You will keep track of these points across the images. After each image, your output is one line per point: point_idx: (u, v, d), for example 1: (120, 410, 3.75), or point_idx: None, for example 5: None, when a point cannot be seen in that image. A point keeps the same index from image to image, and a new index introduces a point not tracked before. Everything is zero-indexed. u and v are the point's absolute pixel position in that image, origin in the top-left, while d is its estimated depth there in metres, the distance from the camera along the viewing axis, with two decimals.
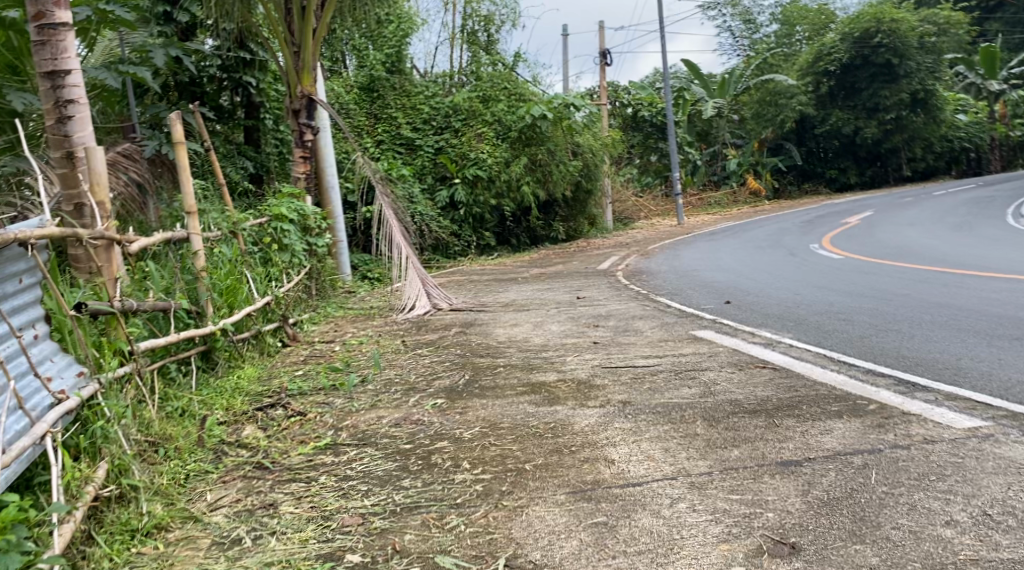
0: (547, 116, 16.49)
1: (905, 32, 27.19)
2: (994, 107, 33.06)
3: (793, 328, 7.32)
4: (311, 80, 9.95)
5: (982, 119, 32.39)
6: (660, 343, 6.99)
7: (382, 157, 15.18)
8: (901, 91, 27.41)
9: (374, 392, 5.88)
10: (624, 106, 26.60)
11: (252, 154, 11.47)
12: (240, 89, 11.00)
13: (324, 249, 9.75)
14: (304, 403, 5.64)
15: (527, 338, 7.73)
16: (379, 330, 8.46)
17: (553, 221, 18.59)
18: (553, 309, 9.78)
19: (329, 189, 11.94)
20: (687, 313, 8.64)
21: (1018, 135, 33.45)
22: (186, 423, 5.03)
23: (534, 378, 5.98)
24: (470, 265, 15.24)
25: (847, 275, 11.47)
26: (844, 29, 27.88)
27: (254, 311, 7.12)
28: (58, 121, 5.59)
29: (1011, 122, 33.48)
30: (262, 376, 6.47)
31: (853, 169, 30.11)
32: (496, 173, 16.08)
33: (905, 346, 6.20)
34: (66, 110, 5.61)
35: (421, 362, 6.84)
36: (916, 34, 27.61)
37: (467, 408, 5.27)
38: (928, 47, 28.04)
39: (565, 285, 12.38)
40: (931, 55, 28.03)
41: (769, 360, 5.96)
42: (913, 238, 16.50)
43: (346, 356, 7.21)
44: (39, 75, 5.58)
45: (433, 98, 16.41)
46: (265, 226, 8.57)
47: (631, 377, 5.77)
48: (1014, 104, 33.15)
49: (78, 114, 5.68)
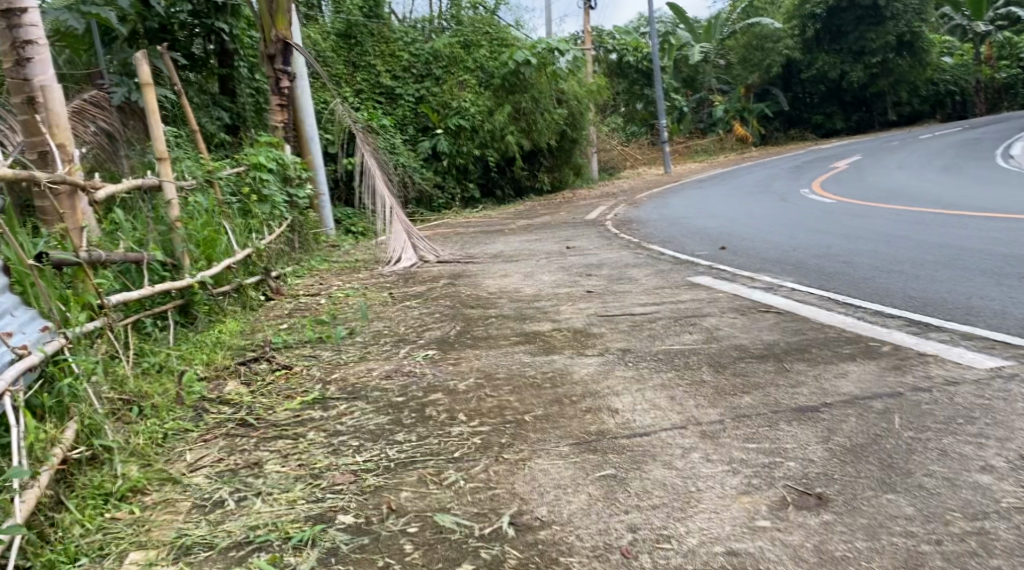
0: (531, 62, 16.07)
1: None
2: (979, 49, 32.74)
3: (793, 271, 7.10)
4: (287, 23, 9.50)
5: (968, 62, 32.08)
6: (656, 290, 6.76)
7: (363, 108, 14.68)
8: (887, 34, 27.03)
9: (363, 344, 5.64)
10: (609, 52, 26.13)
11: (227, 103, 11.06)
12: (213, 35, 10.53)
13: (305, 200, 9.41)
14: (289, 357, 5.40)
15: (519, 288, 7.49)
16: (365, 282, 8.21)
17: (538, 171, 18.20)
18: (543, 259, 9.54)
19: (310, 139, 11.56)
20: (681, 259, 8.41)
21: (1004, 78, 33.17)
22: (163, 380, 4.78)
23: (528, 327, 5.75)
24: (456, 218, 14.95)
25: (841, 219, 11.27)
26: None
27: (234, 263, 6.84)
28: (17, 64, 5.26)
29: (997, 65, 33.18)
30: (245, 330, 6.21)
31: (838, 115, 29.87)
32: (479, 122, 15.75)
33: (910, 287, 6.01)
34: (24, 52, 5.28)
35: (410, 313, 6.59)
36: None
37: (459, 359, 5.05)
38: None
39: (554, 234, 12.11)
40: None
41: (772, 304, 5.76)
42: (904, 181, 16.30)
43: (331, 309, 6.95)
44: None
45: (413, 45, 15.91)
46: (243, 175, 8.22)
47: (629, 324, 5.54)
48: (999, 47, 32.85)
49: (38, 56, 5.34)
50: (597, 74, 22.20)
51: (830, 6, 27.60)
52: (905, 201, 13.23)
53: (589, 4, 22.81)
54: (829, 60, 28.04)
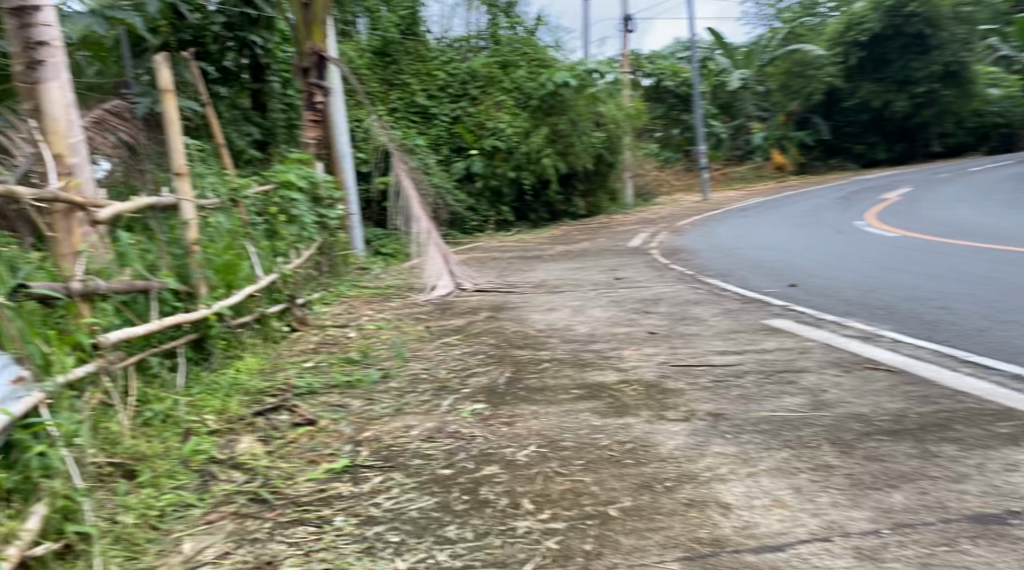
0: (571, 83, 15.10)
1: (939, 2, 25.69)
2: None
3: (887, 318, 6.29)
4: (322, 36, 8.82)
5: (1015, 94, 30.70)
6: (731, 335, 5.96)
7: (397, 127, 14.23)
8: (933, 63, 26.05)
9: (400, 393, 4.81)
10: (647, 76, 25.41)
11: (258, 119, 10.36)
12: (247, 49, 9.84)
13: (336, 222, 8.68)
14: (314, 406, 4.60)
15: (570, 326, 6.68)
16: (399, 313, 7.41)
17: (574, 196, 17.28)
18: (591, 291, 8.72)
19: (341, 157, 10.87)
20: (750, 298, 7.59)
21: None
22: (165, 436, 4.04)
23: (590, 378, 4.92)
24: (489, 242, 14.20)
25: (913, 255, 10.42)
26: None
27: (257, 290, 6.11)
28: (28, 67, 4.52)
29: None
30: (268, 368, 5.46)
31: (880, 145, 28.75)
32: (516, 143, 14.85)
33: None
34: (37, 53, 4.52)
35: (449, 354, 5.76)
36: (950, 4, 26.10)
37: (514, 419, 4.21)
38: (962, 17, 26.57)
39: (598, 264, 11.28)
40: (967, 24, 26.52)
41: (880, 360, 4.95)
42: (965, 215, 15.38)
43: (362, 344, 6.14)
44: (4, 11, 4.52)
45: (449, 64, 15.41)
46: (270, 195, 7.49)
47: (711, 380, 4.71)
48: None
49: (53, 58, 4.58)
50: (636, 97, 21.42)
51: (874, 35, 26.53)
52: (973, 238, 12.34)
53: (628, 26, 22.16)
54: (871, 90, 27.07)
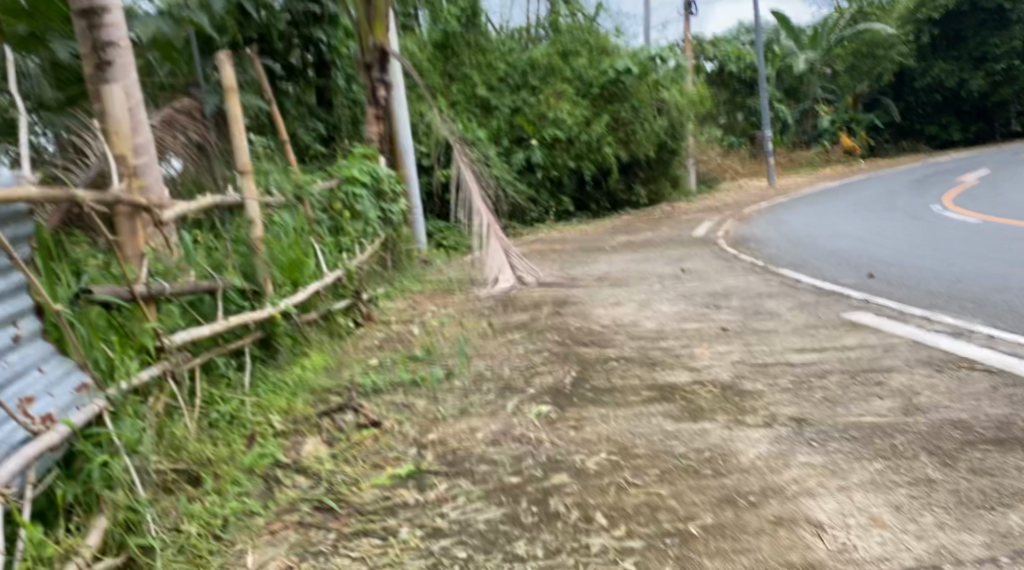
0: (632, 70, 15.24)
1: None
2: None
3: (979, 312, 5.96)
4: (384, 29, 8.66)
5: None
6: (810, 331, 5.66)
7: (456, 118, 14.08)
8: (1012, 39, 24.90)
9: (464, 393, 4.62)
10: (710, 59, 24.78)
11: (323, 115, 10.34)
12: (311, 46, 9.83)
13: (399, 215, 8.57)
14: (378, 406, 4.46)
15: (637, 322, 6.44)
16: (461, 308, 7.26)
17: (635, 184, 17.01)
18: (657, 284, 8.46)
19: (402, 150, 10.77)
20: (827, 290, 7.25)
21: None
22: (231, 439, 3.95)
23: (660, 379, 4.69)
24: (550, 233, 14.00)
25: (999, 242, 9.96)
26: None
27: (322, 287, 6.02)
28: (97, 69, 4.46)
29: None
30: (335, 365, 5.37)
31: (955, 125, 27.68)
32: (575, 134, 14.92)
33: None
34: (106, 55, 4.47)
35: (512, 352, 5.56)
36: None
37: (582, 422, 3.99)
38: None
39: (663, 255, 10.99)
40: None
41: (980, 360, 4.64)
42: None
43: (426, 340, 6.00)
44: (73, 12, 4.46)
45: (510, 54, 14.93)
46: (334, 189, 7.39)
47: (791, 381, 4.45)
48: None
49: (121, 59, 4.52)
50: (698, 81, 20.90)
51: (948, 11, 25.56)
52: None
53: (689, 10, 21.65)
54: (945, 68, 26.01)
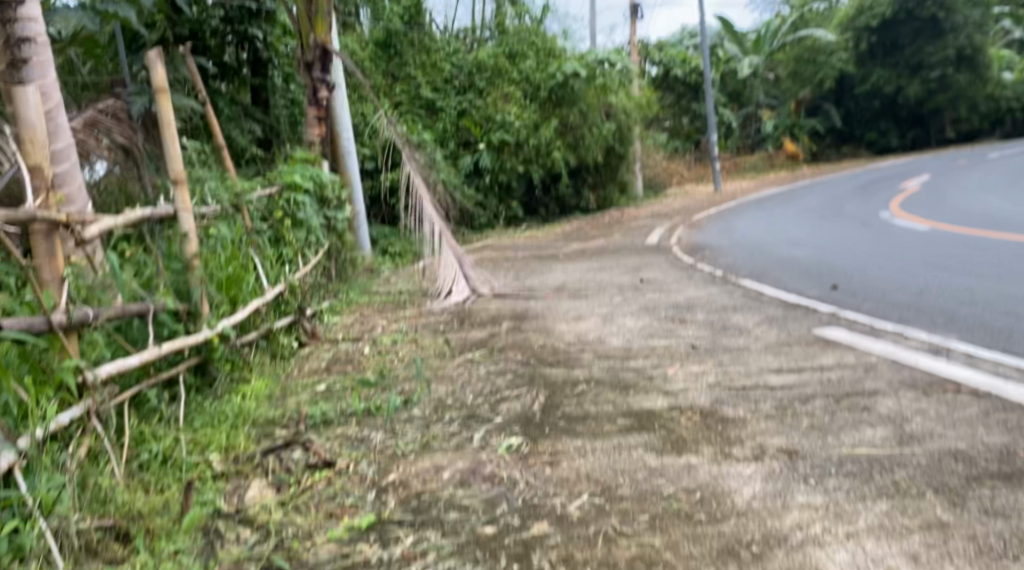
0: (580, 73, 14.75)
1: None
2: None
3: (948, 326, 5.85)
4: (325, 27, 8.26)
5: None
6: (783, 349, 5.44)
7: (403, 121, 13.73)
8: (946, 47, 25.39)
9: (425, 424, 4.27)
10: (654, 65, 24.82)
11: (261, 116, 9.76)
12: (246, 43, 9.40)
13: (345, 224, 8.15)
14: (330, 440, 4.07)
15: (602, 338, 6.16)
16: (415, 324, 6.91)
17: (583, 189, 16.81)
18: (617, 296, 8.21)
19: (347, 155, 10.37)
20: (792, 303, 7.08)
21: None
22: (165, 487, 3.57)
23: (635, 405, 4.41)
24: (500, 239, 13.73)
25: (951, 250, 10.00)
26: None
27: (263, 304, 5.58)
28: (11, 66, 4.12)
29: None
30: (280, 392, 4.95)
31: (892, 132, 28.11)
32: (524, 137, 14.38)
33: None
34: (20, 51, 4.22)
35: (474, 374, 5.24)
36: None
37: (557, 458, 3.68)
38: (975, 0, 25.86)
39: (619, 263, 10.77)
40: (980, 8, 25.84)
41: (962, 379, 4.47)
42: (994, 205, 14.95)
43: (379, 361, 5.60)
44: None
45: (456, 55, 14.90)
46: (275, 197, 6.93)
47: (774, 407, 4.20)
48: None
49: (35, 56, 4.31)
50: (645, 86, 20.86)
51: (886, 19, 25.93)
52: (1008, 229, 11.88)
53: (635, 16, 21.56)
54: (880, 76, 26.48)
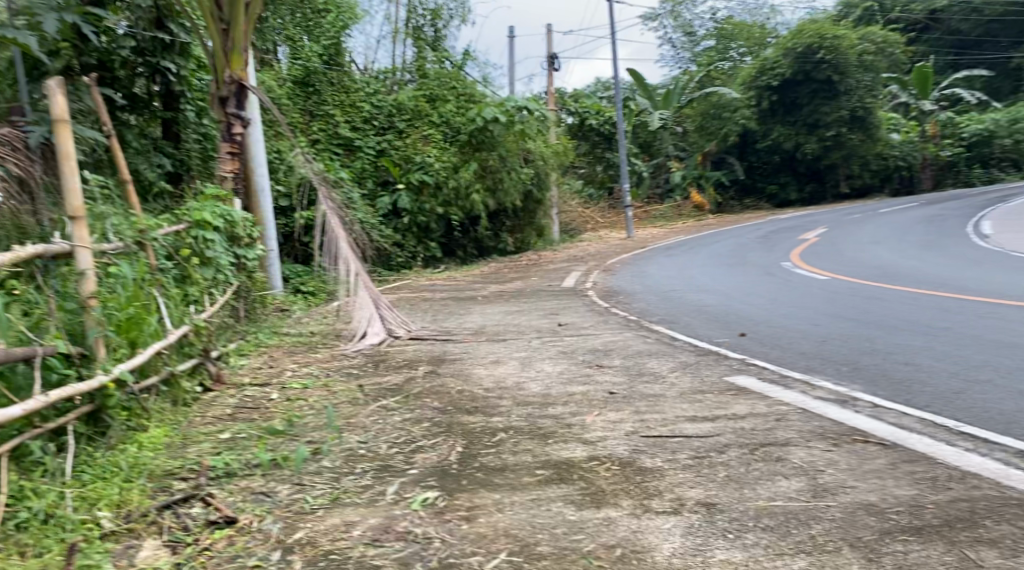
0: (500, 119, 14.75)
1: (847, 49, 26.30)
2: (925, 126, 31.40)
3: (853, 375, 5.99)
4: (242, 63, 8.13)
5: (915, 138, 30.78)
6: (698, 397, 5.46)
7: (318, 158, 13.44)
8: (840, 108, 26.63)
9: (334, 477, 4.10)
10: (570, 113, 25.23)
11: (169, 150, 9.44)
12: (157, 75, 9.09)
13: (255, 262, 7.90)
14: (232, 494, 3.87)
15: (520, 384, 6.08)
16: (327, 368, 6.71)
17: (501, 231, 16.81)
18: (535, 340, 8.17)
19: (259, 191, 10.16)
20: (705, 350, 7.15)
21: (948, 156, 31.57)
22: (46, 548, 3.38)
23: (554, 454, 4.34)
24: (417, 280, 13.56)
25: (853, 300, 10.34)
26: (787, 44, 26.93)
27: (165, 347, 5.31)
28: None
29: (942, 143, 31.51)
30: (180, 442, 4.70)
31: (792, 186, 29.26)
32: (443, 179, 14.41)
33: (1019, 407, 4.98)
34: None
35: (388, 422, 5.08)
36: (856, 51, 26.88)
37: (473, 512, 3.61)
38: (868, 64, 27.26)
39: (537, 307, 10.76)
40: (872, 72, 27.22)
41: (869, 430, 4.55)
42: (890, 257, 15.60)
43: (287, 408, 5.37)
44: None
45: (374, 95, 14.76)
46: (182, 233, 6.62)
47: (691, 457, 4.19)
48: (943, 125, 31.52)
49: None
50: (561, 133, 21.15)
51: (785, 80, 27.11)
52: (905, 281, 12.37)
53: (552, 64, 21.93)
54: (783, 132, 27.53)
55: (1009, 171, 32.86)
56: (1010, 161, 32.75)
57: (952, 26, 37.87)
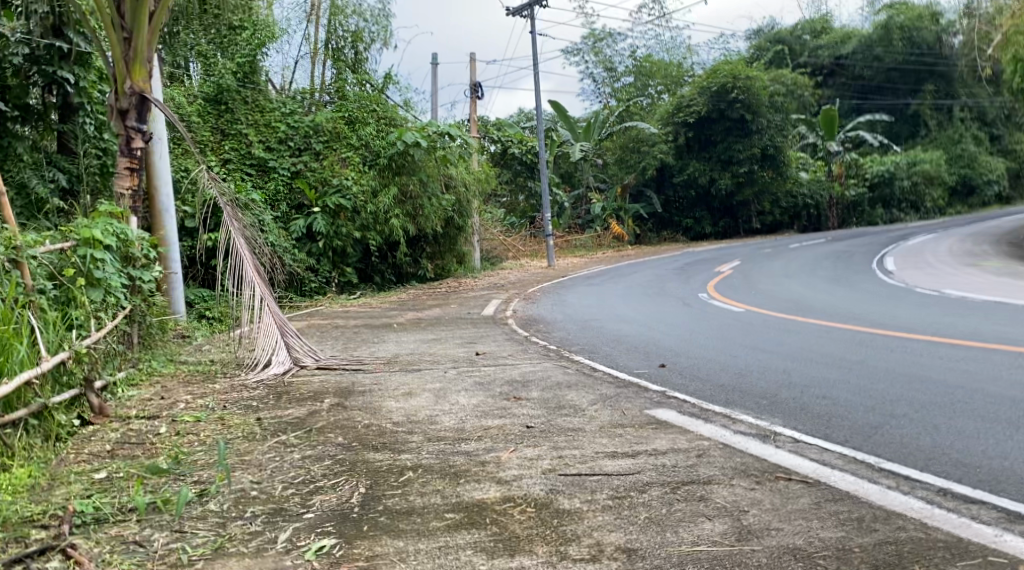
0: (421, 145, 14.63)
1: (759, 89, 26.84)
2: (831, 166, 32.37)
3: (772, 408, 5.87)
4: (145, 74, 7.59)
5: (822, 177, 31.76)
6: (617, 432, 5.24)
7: (230, 179, 12.87)
8: (753, 146, 27.38)
9: (222, 524, 3.76)
10: (493, 142, 25.10)
11: (65, 164, 8.80)
12: (54, 86, 8.51)
13: (151, 285, 7.40)
14: (100, 544, 3.58)
15: (433, 418, 5.77)
16: (225, 399, 6.30)
17: (421, 258, 16.46)
18: (451, 370, 7.88)
19: (163, 210, 9.65)
20: (624, 382, 6.97)
21: (852, 196, 32.30)
22: None
23: (465, 495, 4.07)
24: (330, 306, 13.11)
25: (769, 332, 10.35)
26: (702, 83, 27.14)
27: (36, 377, 4.91)
28: None
29: (847, 181, 32.55)
30: (47, 483, 4.28)
31: (707, 220, 29.74)
32: (361, 203, 14.10)
33: (934, 440, 4.89)
34: None
35: (287, 460, 4.71)
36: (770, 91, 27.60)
37: (375, 565, 3.37)
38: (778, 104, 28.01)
39: (454, 335, 10.45)
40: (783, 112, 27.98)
41: (790, 466, 4.39)
42: (804, 290, 15.84)
43: (175, 445, 4.96)
44: None
45: (291, 115, 14.23)
46: (67, 253, 6.14)
47: (610, 497, 3.96)
48: (848, 165, 32.53)
49: None
50: (482, 161, 21.00)
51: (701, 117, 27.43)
52: (817, 315, 12.48)
53: (475, 92, 21.80)
54: (699, 166, 27.90)
55: (907, 211, 34.18)
56: (909, 201, 34.05)
57: (855, 71, 39.57)
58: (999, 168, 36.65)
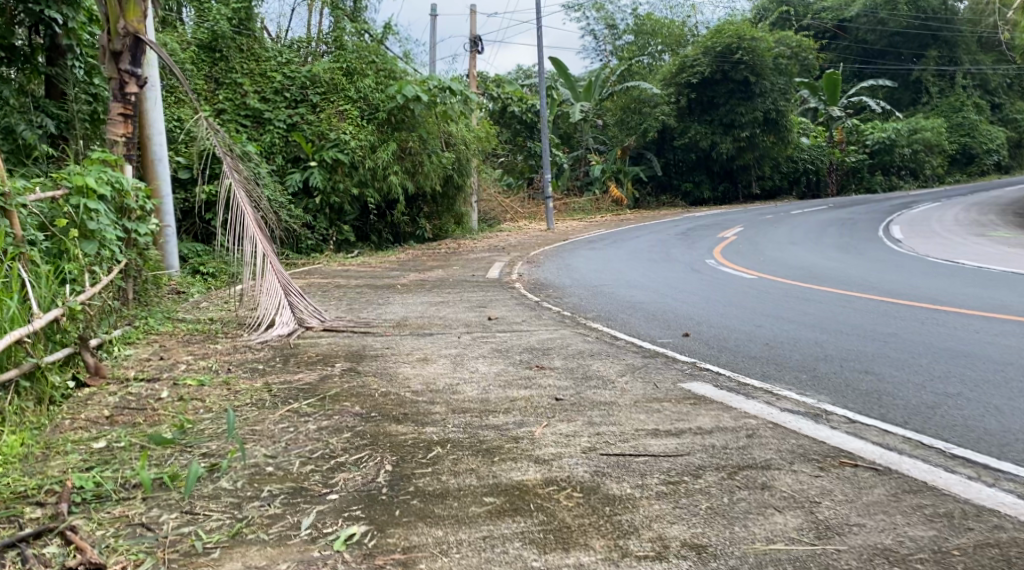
0: (421, 98, 14.04)
1: (763, 52, 26.23)
2: (832, 132, 31.87)
3: (815, 384, 5.51)
4: (140, 14, 7.07)
5: (823, 143, 31.31)
6: (654, 407, 4.87)
7: (225, 130, 12.41)
8: (755, 110, 26.68)
9: (238, 505, 3.40)
10: (493, 99, 24.49)
11: (54, 109, 8.28)
12: (41, 26, 7.93)
13: (147, 238, 6.98)
14: (103, 526, 3.23)
15: (454, 387, 5.38)
16: (228, 360, 5.92)
17: (419, 217, 16.05)
18: (463, 335, 7.50)
19: (157, 162, 9.17)
20: (651, 352, 6.60)
21: (852, 162, 31.83)
22: None
23: (503, 475, 3.70)
24: (329, 264, 12.71)
25: (787, 301, 10.00)
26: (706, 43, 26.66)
27: (27, 335, 4.52)
28: None
29: (846, 148, 32.10)
30: (41, 453, 3.89)
31: (706, 184, 29.23)
32: (360, 158, 13.57)
33: (999, 422, 4.53)
34: None
35: (301, 432, 4.32)
36: (772, 54, 26.93)
37: (416, 559, 3.05)
38: (781, 68, 27.39)
39: (462, 298, 10.04)
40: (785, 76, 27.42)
41: (854, 451, 4.02)
42: (814, 258, 15.46)
43: (179, 411, 4.57)
44: None
45: (288, 67, 13.72)
46: (58, 202, 5.65)
47: (663, 482, 3.59)
48: (849, 132, 32.31)
49: None
50: (482, 118, 20.45)
51: (704, 78, 26.85)
52: (832, 283, 12.09)
53: (476, 48, 21.20)
54: (700, 130, 27.29)
55: (907, 179, 33.58)
56: (908, 169, 33.39)
57: (859, 36, 38.97)
58: (998, 136, 35.49)
